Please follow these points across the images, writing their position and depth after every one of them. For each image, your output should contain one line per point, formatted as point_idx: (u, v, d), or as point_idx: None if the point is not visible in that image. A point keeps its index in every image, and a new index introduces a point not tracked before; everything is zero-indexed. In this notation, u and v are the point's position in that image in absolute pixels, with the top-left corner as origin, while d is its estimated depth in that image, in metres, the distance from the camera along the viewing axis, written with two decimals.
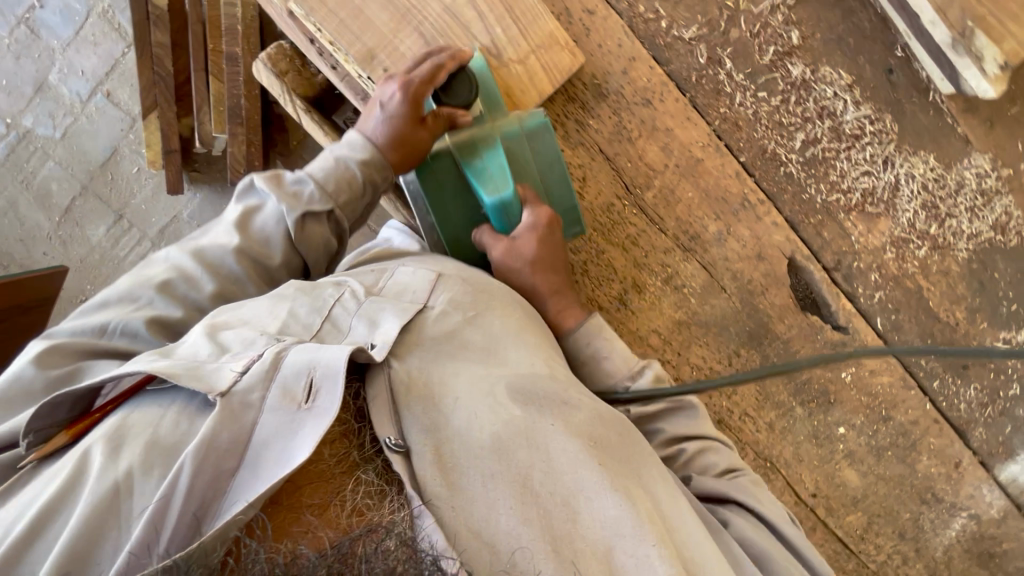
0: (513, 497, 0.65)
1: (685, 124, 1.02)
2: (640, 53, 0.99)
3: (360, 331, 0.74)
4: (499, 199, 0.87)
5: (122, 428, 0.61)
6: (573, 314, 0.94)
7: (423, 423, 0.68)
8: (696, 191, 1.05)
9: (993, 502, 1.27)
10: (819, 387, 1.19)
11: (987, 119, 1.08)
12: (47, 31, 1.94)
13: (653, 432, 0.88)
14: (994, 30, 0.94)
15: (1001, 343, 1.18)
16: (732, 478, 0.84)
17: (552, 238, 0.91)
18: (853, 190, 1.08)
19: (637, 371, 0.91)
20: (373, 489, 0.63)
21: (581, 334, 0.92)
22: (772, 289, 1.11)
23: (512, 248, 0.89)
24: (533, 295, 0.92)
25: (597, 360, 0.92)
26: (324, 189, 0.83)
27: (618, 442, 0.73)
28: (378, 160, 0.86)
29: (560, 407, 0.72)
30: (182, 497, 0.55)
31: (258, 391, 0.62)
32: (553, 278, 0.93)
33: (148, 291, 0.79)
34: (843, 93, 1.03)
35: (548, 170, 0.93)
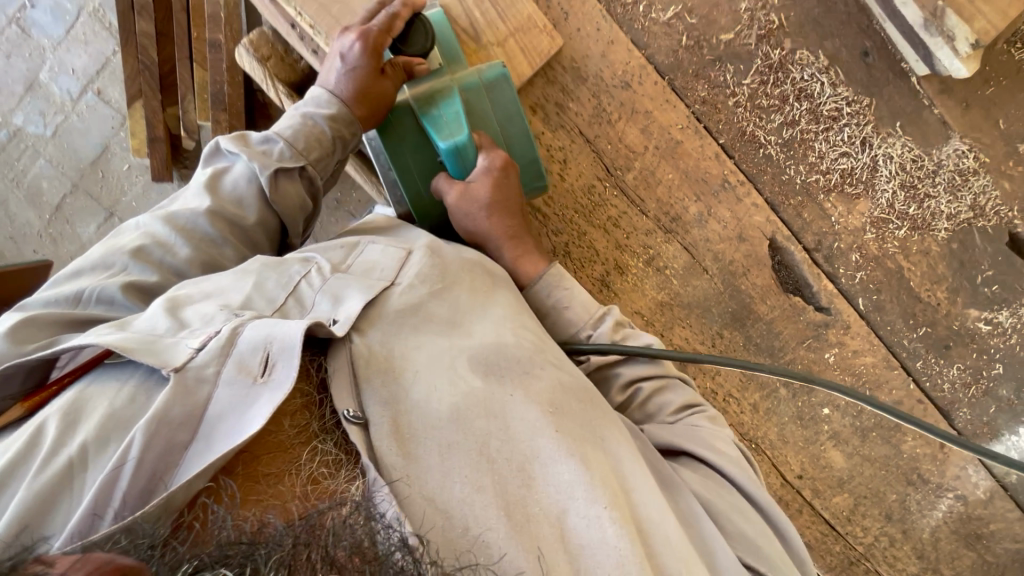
0: (469, 464, 0.65)
1: (664, 106, 1.03)
2: (618, 36, 1.00)
3: (324, 307, 0.73)
4: (453, 143, 0.86)
5: (77, 404, 0.60)
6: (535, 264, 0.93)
7: (381, 396, 0.68)
8: (676, 173, 1.06)
9: (978, 483, 1.27)
10: (802, 368, 1.18)
11: (963, 100, 1.10)
12: (37, 30, 1.95)
13: (611, 379, 0.89)
14: (964, 10, 0.94)
15: (984, 323, 1.20)
16: (689, 412, 0.85)
17: (510, 183, 0.91)
18: (832, 171, 1.09)
19: (598, 317, 0.90)
20: (330, 458, 0.63)
21: (543, 283, 0.91)
22: (754, 270, 1.12)
23: (467, 192, 0.88)
24: (490, 243, 0.92)
25: (561, 314, 0.91)
26: (293, 145, 0.84)
27: (578, 411, 0.73)
28: (343, 115, 0.86)
29: (520, 377, 0.73)
30: (132, 470, 0.54)
31: (212, 366, 0.61)
32: (509, 222, 0.92)
33: (121, 258, 0.77)
34: (820, 75, 1.04)
35: (509, 122, 0.93)
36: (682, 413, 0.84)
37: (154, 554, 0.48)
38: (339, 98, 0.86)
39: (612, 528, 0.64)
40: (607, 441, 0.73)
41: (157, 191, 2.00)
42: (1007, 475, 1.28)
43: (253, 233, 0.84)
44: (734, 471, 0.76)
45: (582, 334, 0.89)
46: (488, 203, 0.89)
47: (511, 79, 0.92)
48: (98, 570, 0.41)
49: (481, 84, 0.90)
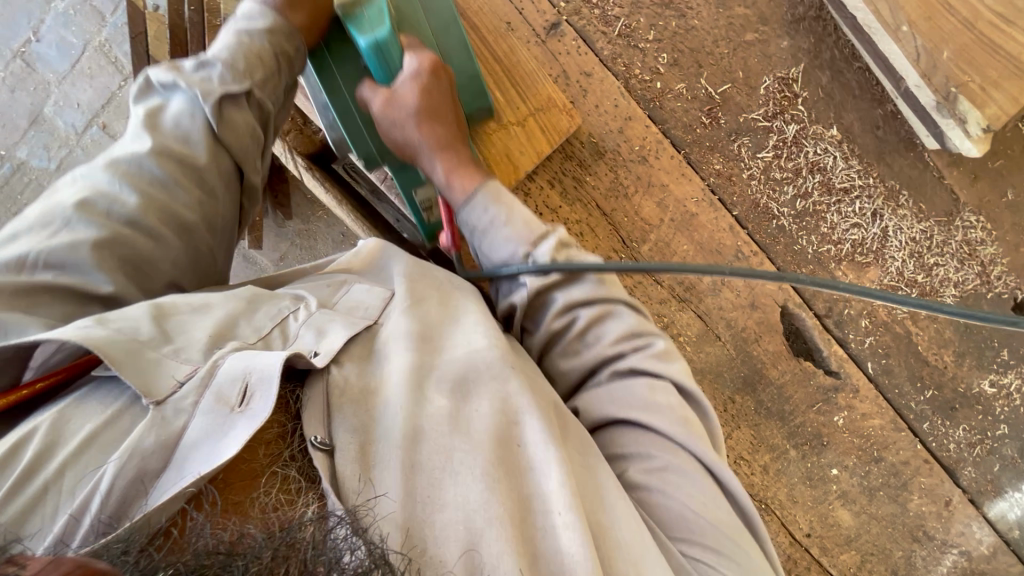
0: (432, 484, 0.60)
1: (680, 180, 1.04)
2: (635, 112, 1.01)
3: (306, 339, 0.68)
4: (371, 39, 0.78)
5: (58, 422, 0.58)
6: (470, 178, 0.81)
7: (351, 424, 0.63)
8: (691, 244, 1.06)
9: (983, 539, 1.29)
10: (811, 430, 1.20)
11: (972, 172, 1.12)
12: (43, 65, 1.94)
13: (546, 304, 0.78)
14: (977, 95, 0.95)
15: (990, 385, 1.22)
16: (633, 348, 0.74)
17: (441, 90, 0.81)
18: (844, 241, 1.10)
19: (538, 237, 0.77)
20: (290, 487, 0.58)
21: (473, 199, 0.79)
22: (766, 336, 1.14)
23: (391, 97, 0.80)
24: (422, 156, 0.83)
25: (494, 236, 0.78)
26: (232, 66, 0.81)
27: (548, 417, 0.68)
28: (280, 26, 0.83)
29: (489, 388, 0.68)
30: (106, 493, 0.53)
31: (191, 398, 0.58)
32: (443, 132, 0.82)
33: (64, 213, 0.71)
34: (833, 148, 1.06)
35: (444, 31, 0.86)
36: (625, 345, 0.75)
37: (127, 560, 0.45)
38: (270, 7, 0.85)
39: (585, 547, 0.58)
40: (582, 452, 0.68)
41: None
42: (1011, 532, 1.29)
43: (207, 174, 0.79)
44: (672, 431, 0.69)
45: (516, 254, 0.76)
46: (416, 109, 0.80)
47: None
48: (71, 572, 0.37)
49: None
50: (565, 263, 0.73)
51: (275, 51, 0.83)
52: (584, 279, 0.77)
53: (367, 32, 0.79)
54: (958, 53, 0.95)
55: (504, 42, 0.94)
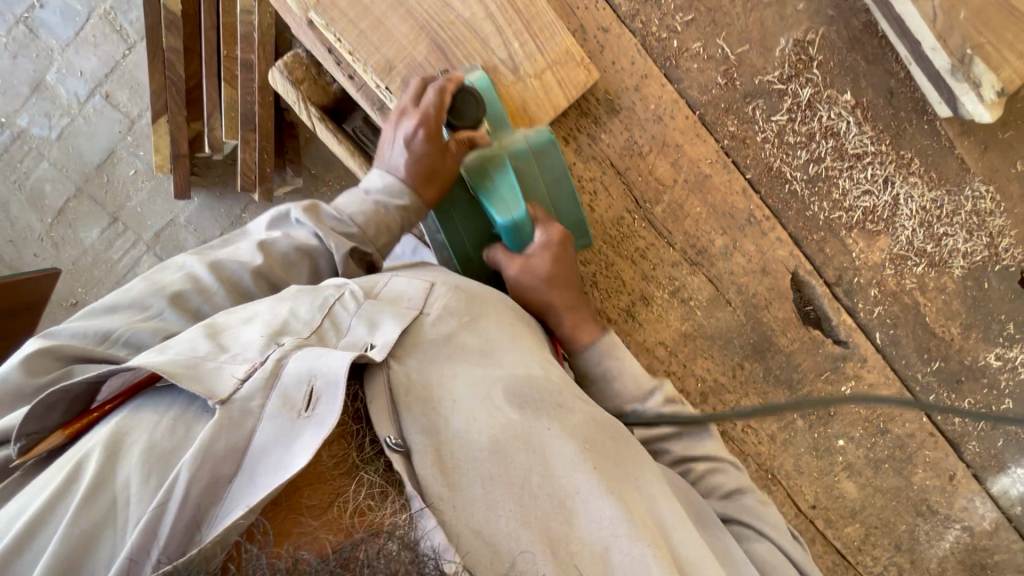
0: (514, 501, 0.63)
1: (694, 141, 1.04)
2: (652, 71, 1.02)
3: (360, 332, 0.72)
4: (509, 219, 0.87)
5: (116, 438, 0.58)
6: (590, 332, 0.92)
7: (422, 424, 0.65)
8: (704, 206, 1.07)
9: (985, 515, 1.29)
10: (819, 400, 1.20)
11: (983, 141, 1.12)
12: (46, 31, 1.91)
13: (659, 452, 0.88)
14: (992, 58, 0.96)
15: (995, 358, 1.21)
16: (739, 497, 0.83)
17: (566, 255, 0.91)
18: (855, 208, 1.11)
19: (648, 391, 0.88)
20: (375, 490, 0.59)
21: (595, 351, 0.90)
22: (776, 302, 1.13)
23: (525, 266, 0.89)
24: (547, 313, 0.92)
25: (609, 385, 0.89)
26: (363, 231, 0.84)
27: (611, 446, 0.72)
28: (417, 203, 0.88)
29: (555, 411, 0.71)
30: (177, 506, 0.52)
31: (257, 399, 0.59)
32: (567, 295, 0.92)
33: (160, 301, 0.75)
34: (847, 114, 1.06)
35: (556, 189, 0.94)
36: (734, 492, 0.84)
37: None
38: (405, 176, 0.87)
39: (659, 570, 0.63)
40: (640, 479, 0.72)
41: (163, 197, 1.98)
42: (1013, 508, 1.30)
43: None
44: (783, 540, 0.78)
45: (629, 407, 0.88)
46: (546, 276, 0.90)
47: (557, 144, 0.93)
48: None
49: (530, 150, 0.91)
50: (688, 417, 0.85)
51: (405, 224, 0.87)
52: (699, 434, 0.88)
53: (503, 210, 0.88)
54: (974, 14, 0.96)
55: None
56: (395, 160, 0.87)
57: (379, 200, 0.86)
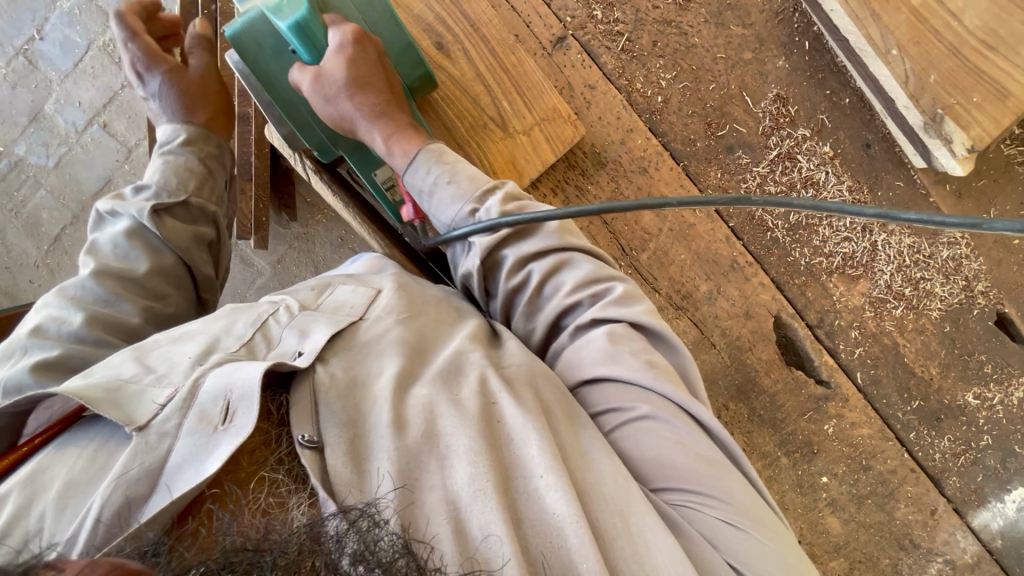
0: (419, 464, 0.64)
1: (679, 191, 1.07)
2: (637, 125, 1.05)
3: (290, 341, 0.74)
4: (292, 19, 0.80)
5: (37, 471, 0.63)
6: (408, 144, 0.84)
7: (339, 418, 0.66)
8: (688, 253, 1.11)
9: (967, 548, 1.30)
10: (802, 438, 1.23)
11: (957, 190, 1.16)
12: (45, 63, 1.94)
13: (502, 262, 0.82)
14: (962, 117, 0.99)
15: (973, 397, 1.24)
16: (587, 291, 0.79)
17: (368, 60, 0.83)
18: (835, 254, 1.15)
19: (481, 192, 0.81)
20: (282, 490, 0.62)
21: (416, 165, 0.83)
22: (760, 344, 1.16)
23: (321, 76, 0.81)
24: (358, 129, 0.85)
25: (437, 200, 0.83)
26: (168, 184, 0.94)
27: (528, 393, 0.71)
28: (193, 128, 0.99)
29: (469, 373, 0.72)
30: (90, 527, 0.57)
31: (174, 420, 0.63)
32: (378, 102, 0.84)
33: (21, 342, 0.80)
34: (825, 164, 1.09)
35: (365, 4, 0.85)
36: (581, 292, 0.79)
37: (160, 560, 0.51)
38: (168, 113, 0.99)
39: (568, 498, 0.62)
40: (560, 421, 0.70)
41: None
42: (994, 541, 1.31)
43: (150, 281, 0.89)
44: (635, 374, 0.73)
45: (463, 216, 0.81)
46: (347, 81, 0.81)
47: None
48: (109, 573, 0.44)
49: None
50: (516, 218, 0.76)
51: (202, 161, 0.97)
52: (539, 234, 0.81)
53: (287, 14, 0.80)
54: (944, 76, 0.99)
55: (512, 54, 0.97)
56: (160, 112, 1.00)
57: (161, 149, 0.97)
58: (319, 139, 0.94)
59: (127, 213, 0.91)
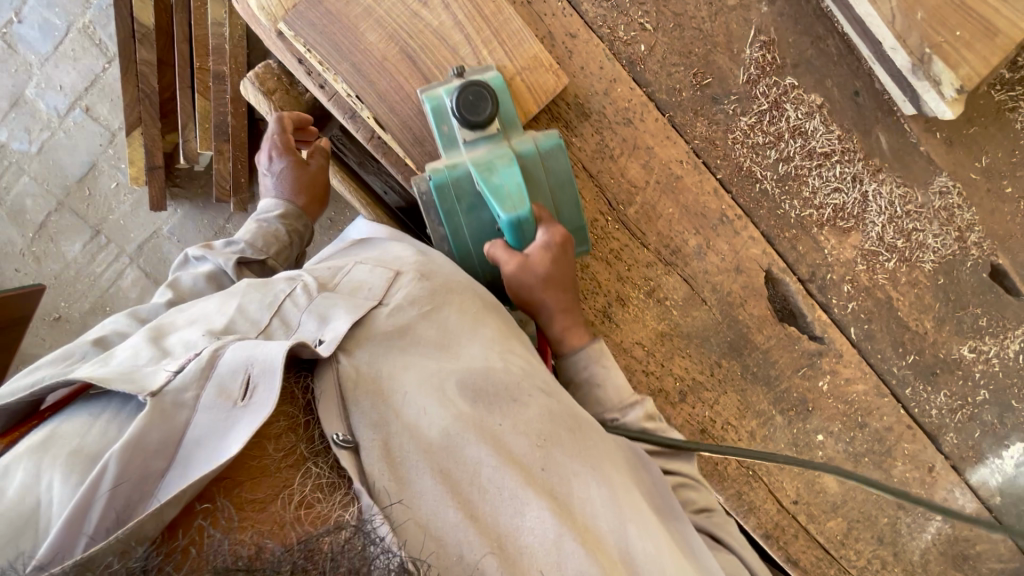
0: (458, 489, 0.69)
1: (665, 142, 1.06)
2: (620, 75, 1.04)
3: (310, 327, 0.78)
4: (513, 216, 0.87)
5: (47, 441, 0.64)
6: (580, 337, 0.96)
7: (370, 419, 0.71)
8: (676, 207, 1.09)
9: (965, 505, 1.29)
10: (797, 396, 1.21)
11: (947, 138, 1.14)
12: (25, 46, 1.92)
13: None
14: (951, 56, 0.96)
15: (969, 350, 1.22)
16: (706, 513, 0.89)
17: (565, 257, 0.92)
18: (825, 206, 1.13)
19: (632, 404, 0.92)
20: (324, 482, 0.66)
21: (583, 356, 0.94)
22: (751, 300, 1.15)
23: (524, 265, 0.90)
24: (541, 316, 0.95)
25: (593, 391, 0.93)
26: (257, 244, 1.04)
27: (571, 441, 0.76)
28: (293, 210, 1.12)
29: (508, 406, 0.77)
30: (105, 500, 0.57)
31: (190, 391, 0.65)
32: (563, 298, 0.94)
33: (82, 347, 0.81)
34: (813, 114, 1.08)
35: (560, 193, 0.94)
36: (701, 515, 0.88)
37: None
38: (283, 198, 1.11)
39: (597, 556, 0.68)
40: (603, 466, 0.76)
41: (146, 210, 1.97)
42: (992, 498, 1.29)
43: None
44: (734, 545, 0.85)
45: (611, 416, 0.92)
46: (543, 275, 0.90)
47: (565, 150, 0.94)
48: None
49: (537, 152, 0.91)
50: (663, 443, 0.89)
51: (290, 231, 1.08)
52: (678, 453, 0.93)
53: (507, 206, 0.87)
54: (931, 14, 0.96)
55: (491, 1, 0.95)
56: (270, 188, 1.13)
57: (259, 219, 1.09)
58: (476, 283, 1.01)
59: (214, 260, 0.99)
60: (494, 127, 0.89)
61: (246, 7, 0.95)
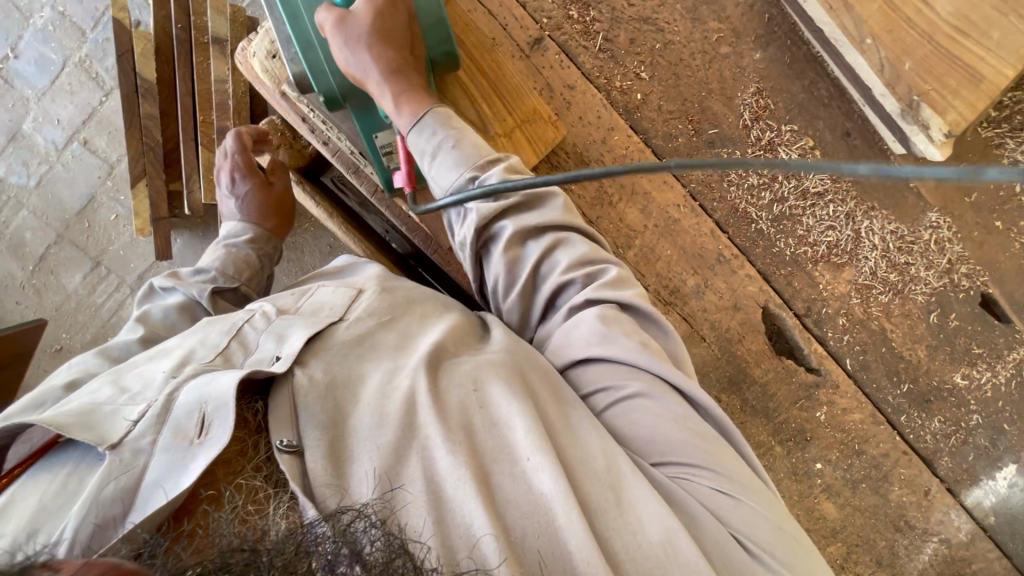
0: (401, 458, 0.66)
1: (662, 186, 1.10)
2: (617, 123, 1.05)
3: (268, 348, 0.75)
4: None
5: (10, 503, 0.64)
6: (419, 103, 0.84)
7: (317, 419, 0.67)
8: (674, 249, 1.11)
9: (961, 526, 1.32)
10: (795, 426, 1.24)
11: (936, 174, 1.17)
12: (22, 81, 1.92)
13: (498, 235, 0.82)
14: (938, 103, 0.99)
15: (961, 377, 1.25)
16: (586, 270, 0.81)
17: (397, 20, 0.83)
18: (819, 243, 1.16)
19: (485, 163, 0.81)
20: (259, 495, 0.62)
21: (421, 120, 0.82)
22: (749, 336, 1.17)
23: (348, 22, 0.81)
24: (371, 82, 0.83)
25: (439, 159, 0.82)
26: (227, 271, 1.01)
27: (505, 373, 0.73)
28: (261, 232, 1.10)
29: (447, 362, 0.75)
30: (67, 548, 0.57)
31: (148, 437, 0.64)
32: (396, 59, 0.83)
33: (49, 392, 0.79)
34: (807, 156, 1.10)
35: None
36: (579, 274, 0.80)
37: (157, 559, 0.53)
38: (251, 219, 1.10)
39: (547, 475, 0.65)
40: (551, 408, 0.72)
41: (145, 241, 1.98)
42: (987, 518, 1.33)
43: None
44: (634, 350, 0.75)
45: (463, 182, 0.81)
46: (369, 30, 0.81)
47: None
48: (105, 573, 0.46)
49: None
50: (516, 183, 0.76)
51: (260, 257, 1.06)
52: (543, 207, 0.82)
53: None
54: (919, 62, 0.99)
55: (491, 56, 0.97)
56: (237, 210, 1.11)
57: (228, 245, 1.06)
58: (329, 87, 0.88)
59: (188, 291, 0.97)
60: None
61: (248, 67, 0.97)
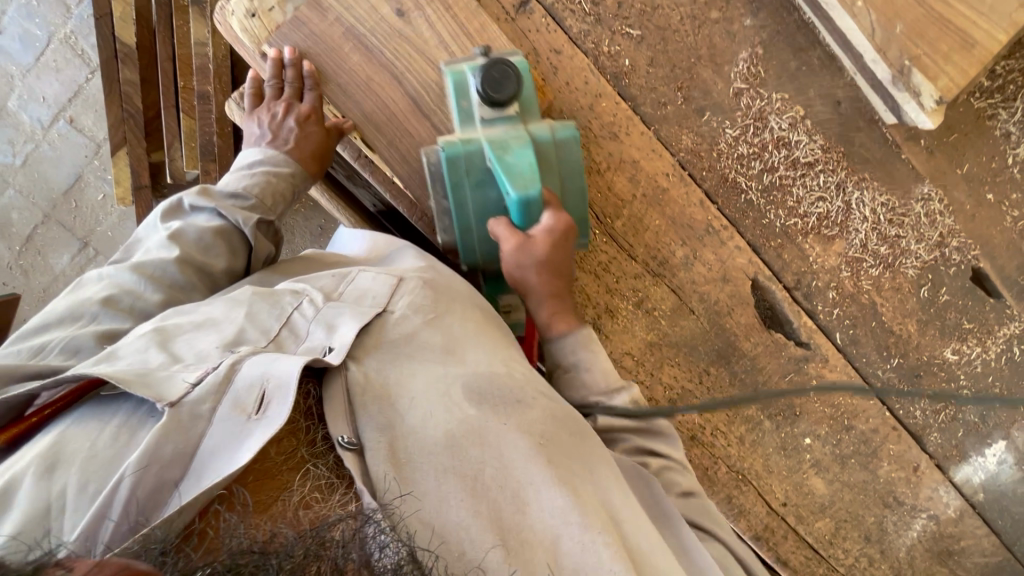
0: (465, 491, 0.68)
1: (650, 156, 1.08)
2: (605, 90, 1.05)
3: (318, 336, 0.78)
4: (524, 194, 0.83)
5: (60, 444, 0.63)
6: (569, 323, 0.94)
7: (378, 421, 0.71)
8: (662, 219, 1.10)
9: (949, 502, 1.31)
10: (785, 401, 1.23)
11: (928, 146, 1.16)
12: (6, 57, 1.89)
13: (617, 441, 0.90)
14: (930, 69, 0.98)
15: (951, 352, 1.25)
16: (690, 498, 0.87)
17: (565, 244, 0.90)
18: (809, 215, 1.14)
19: (616, 388, 0.90)
20: (322, 482, 0.66)
21: (571, 340, 0.92)
22: (738, 309, 1.16)
23: (523, 245, 0.88)
24: (532, 298, 0.93)
25: (578, 377, 0.91)
26: (265, 202, 0.92)
27: (570, 440, 0.77)
28: (301, 174, 0.96)
29: (513, 407, 0.76)
30: (123, 502, 0.58)
31: (207, 403, 0.65)
32: (556, 281, 0.92)
33: (91, 309, 0.78)
34: (796, 125, 1.09)
35: (570, 179, 0.92)
36: (686, 499, 0.87)
37: (167, 560, 0.52)
38: (296, 161, 0.95)
39: (606, 549, 0.68)
40: (599, 469, 0.77)
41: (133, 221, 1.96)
42: (976, 495, 1.33)
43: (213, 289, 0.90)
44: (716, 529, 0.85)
45: (596, 398, 0.90)
46: (542, 259, 0.89)
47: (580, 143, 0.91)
48: (117, 573, 0.44)
49: (552, 139, 0.88)
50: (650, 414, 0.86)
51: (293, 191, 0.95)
52: (666, 438, 0.91)
53: (516, 184, 0.83)
54: (910, 27, 0.98)
55: (476, 19, 0.95)
56: (281, 146, 0.95)
57: (267, 170, 0.93)
58: (473, 258, 0.96)
59: (229, 216, 0.88)
60: (513, 109, 0.87)
61: (228, 29, 0.94)
